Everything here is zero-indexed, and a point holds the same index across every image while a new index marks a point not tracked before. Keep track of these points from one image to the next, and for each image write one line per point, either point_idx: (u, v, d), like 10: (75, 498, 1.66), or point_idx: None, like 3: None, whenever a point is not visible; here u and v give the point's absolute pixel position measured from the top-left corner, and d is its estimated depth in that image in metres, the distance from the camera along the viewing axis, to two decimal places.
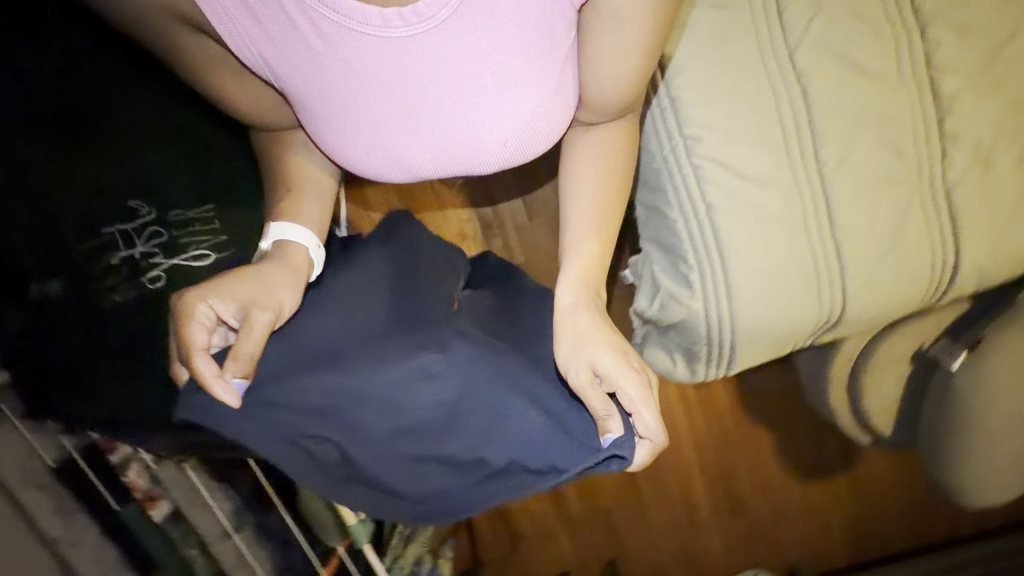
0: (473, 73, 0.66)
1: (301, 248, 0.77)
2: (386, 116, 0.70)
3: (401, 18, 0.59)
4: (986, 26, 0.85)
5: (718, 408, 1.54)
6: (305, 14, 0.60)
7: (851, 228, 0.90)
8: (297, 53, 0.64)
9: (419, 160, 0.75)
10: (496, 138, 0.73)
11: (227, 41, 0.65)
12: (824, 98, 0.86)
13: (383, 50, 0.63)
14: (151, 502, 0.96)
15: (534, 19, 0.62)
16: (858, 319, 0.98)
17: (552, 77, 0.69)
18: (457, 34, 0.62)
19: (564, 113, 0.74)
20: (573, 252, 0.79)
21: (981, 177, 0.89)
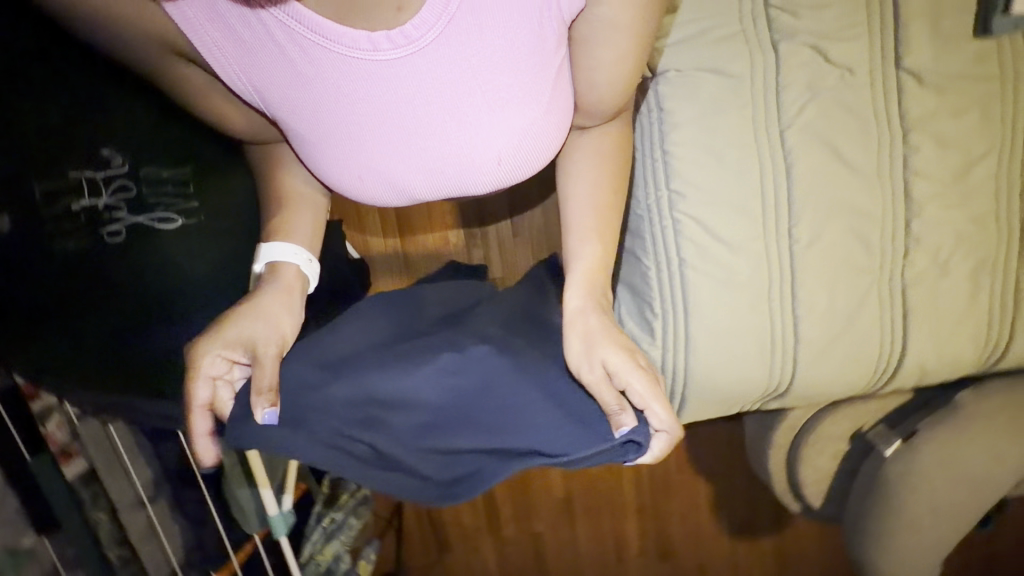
0: (463, 93, 0.68)
1: (291, 265, 0.79)
2: (380, 139, 0.72)
3: (388, 40, 0.62)
4: (963, 141, 0.90)
5: (663, 456, 1.56)
6: (292, 41, 0.63)
7: (811, 305, 0.94)
8: (289, 81, 0.67)
9: (415, 179, 0.77)
10: (491, 156, 0.75)
11: (218, 70, 0.68)
12: (804, 180, 0.90)
13: (372, 73, 0.65)
14: (66, 458, 0.94)
15: (521, 37, 0.65)
16: (803, 393, 1.02)
17: (543, 94, 0.71)
18: (445, 56, 0.64)
19: (558, 127, 0.77)
20: (578, 259, 0.80)
21: (936, 280, 0.95)
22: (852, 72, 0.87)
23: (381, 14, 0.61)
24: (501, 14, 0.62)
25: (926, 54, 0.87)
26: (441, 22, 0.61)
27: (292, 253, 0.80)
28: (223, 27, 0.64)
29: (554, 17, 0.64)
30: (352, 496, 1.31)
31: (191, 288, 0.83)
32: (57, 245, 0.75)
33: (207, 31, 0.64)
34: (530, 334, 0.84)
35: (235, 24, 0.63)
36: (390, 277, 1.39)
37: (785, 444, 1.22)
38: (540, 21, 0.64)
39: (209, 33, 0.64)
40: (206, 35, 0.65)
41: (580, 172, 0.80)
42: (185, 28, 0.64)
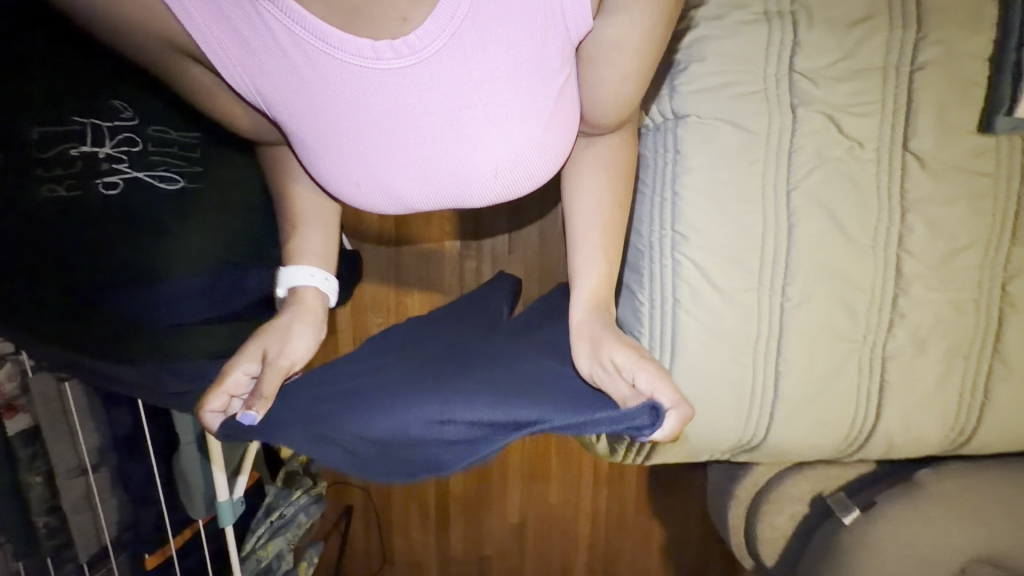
0: (463, 106, 0.60)
1: (310, 284, 0.78)
2: (382, 150, 0.64)
3: (393, 50, 0.53)
4: (955, 229, 0.93)
5: (624, 495, 1.54)
6: (294, 43, 0.53)
7: (793, 364, 0.96)
8: (288, 84, 0.58)
9: (414, 188, 0.70)
10: (488, 170, 0.68)
11: (220, 67, 0.59)
12: (803, 240, 0.92)
13: (375, 83, 0.56)
14: (10, 413, 0.87)
15: (525, 53, 0.57)
16: (773, 449, 1.03)
17: (545, 109, 0.64)
18: (449, 69, 0.56)
19: (559, 140, 0.70)
20: (584, 272, 0.80)
21: (912, 358, 0.97)
22: (861, 146, 0.91)
23: (385, 22, 0.51)
24: (507, 25, 0.53)
25: (930, 141, 0.90)
26: (446, 33, 0.53)
27: (310, 274, 0.78)
28: (218, 20, 0.54)
29: (561, 32, 0.56)
30: (305, 493, 1.26)
31: (181, 252, 0.81)
32: (44, 190, 0.70)
33: (209, 28, 0.55)
34: (527, 349, 0.85)
35: (234, 18, 0.53)
36: (377, 274, 1.37)
37: (745, 497, 1.22)
38: (545, 35, 0.56)
39: (207, 32, 0.55)
40: (206, 32, 0.55)
41: (586, 185, 0.79)
42: (183, 18, 0.54)
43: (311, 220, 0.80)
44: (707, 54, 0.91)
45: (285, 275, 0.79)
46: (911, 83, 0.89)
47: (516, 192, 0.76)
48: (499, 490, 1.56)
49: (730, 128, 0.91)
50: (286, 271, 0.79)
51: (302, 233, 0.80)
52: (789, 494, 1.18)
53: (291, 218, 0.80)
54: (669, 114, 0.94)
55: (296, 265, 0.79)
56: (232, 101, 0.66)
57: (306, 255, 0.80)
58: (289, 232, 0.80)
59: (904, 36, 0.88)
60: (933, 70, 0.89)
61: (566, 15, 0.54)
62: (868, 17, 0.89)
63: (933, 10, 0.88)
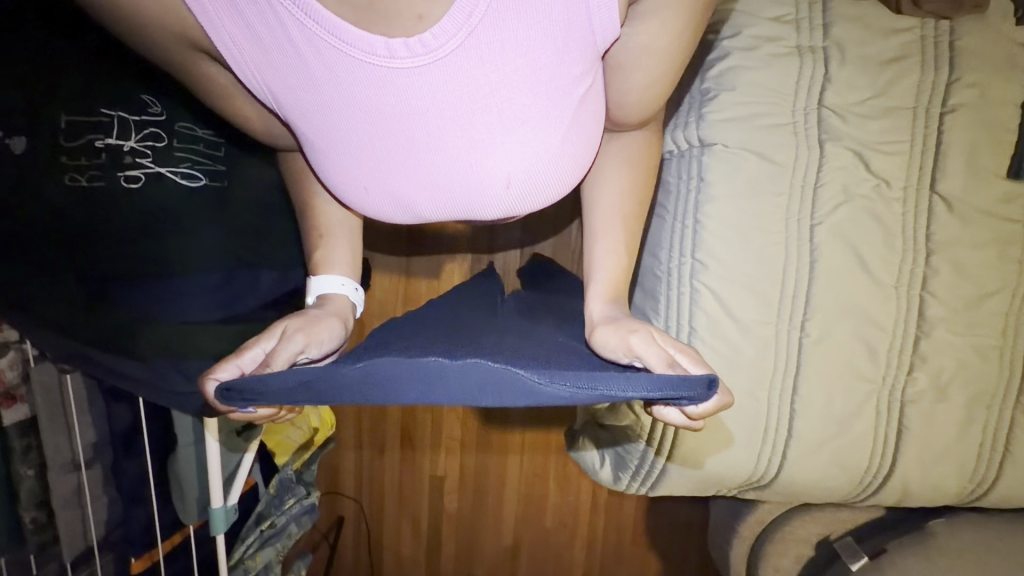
0: (477, 111, 0.53)
1: (343, 295, 0.74)
2: (391, 157, 0.57)
3: (407, 48, 0.47)
4: (980, 273, 0.91)
5: (623, 525, 1.50)
6: (305, 38, 0.47)
7: (809, 402, 0.93)
8: (298, 82, 0.52)
9: (424, 198, 0.62)
10: (500, 181, 0.60)
11: (228, 62, 0.53)
12: (825, 276, 0.90)
13: (386, 83, 0.50)
14: (8, 403, 0.86)
15: (546, 57, 0.50)
16: (783, 488, 1.00)
17: (565, 120, 0.57)
18: (466, 71, 0.49)
19: (579, 153, 0.62)
20: (601, 264, 0.72)
21: (933, 403, 0.94)
22: (888, 185, 0.90)
23: (400, 19, 0.45)
24: (528, 25, 0.47)
25: (958, 184, 0.89)
26: (463, 32, 0.46)
27: (341, 285, 0.75)
28: (228, 12, 0.48)
29: (585, 35, 0.50)
30: (298, 502, 1.24)
31: (195, 248, 0.80)
32: (66, 178, 0.71)
33: (222, 23, 0.49)
34: (525, 323, 0.76)
35: (245, 12, 0.48)
36: (386, 282, 1.35)
37: (749, 535, 1.18)
38: (567, 40, 0.49)
39: (219, 28, 0.50)
40: (219, 29, 0.50)
41: (609, 174, 0.71)
42: (197, 13, 0.50)
43: (340, 230, 0.76)
44: (737, 84, 0.90)
45: (315, 286, 0.75)
46: (942, 124, 0.89)
47: (532, 210, 0.68)
48: (494, 509, 1.52)
49: (753, 158, 0.90)
50: (317, 281, 0.74)
51: (332, 242, 0.76)
52: (797, 536, 1.13)
53: (321, 228, 0.76)
54: (695, 142, 0.93)
55: (329, 275, 0.75)
56: (247, 102, 0.62)
57: (337, 266, 0.76)
58: (318, 242, 0.76)
59: (936, 78, 0.88)
60: (964, 113, 0.88)
61: (592, 18, 0.49)
62: (899, 57, 0.89)
63: (965, 54, 0.88)
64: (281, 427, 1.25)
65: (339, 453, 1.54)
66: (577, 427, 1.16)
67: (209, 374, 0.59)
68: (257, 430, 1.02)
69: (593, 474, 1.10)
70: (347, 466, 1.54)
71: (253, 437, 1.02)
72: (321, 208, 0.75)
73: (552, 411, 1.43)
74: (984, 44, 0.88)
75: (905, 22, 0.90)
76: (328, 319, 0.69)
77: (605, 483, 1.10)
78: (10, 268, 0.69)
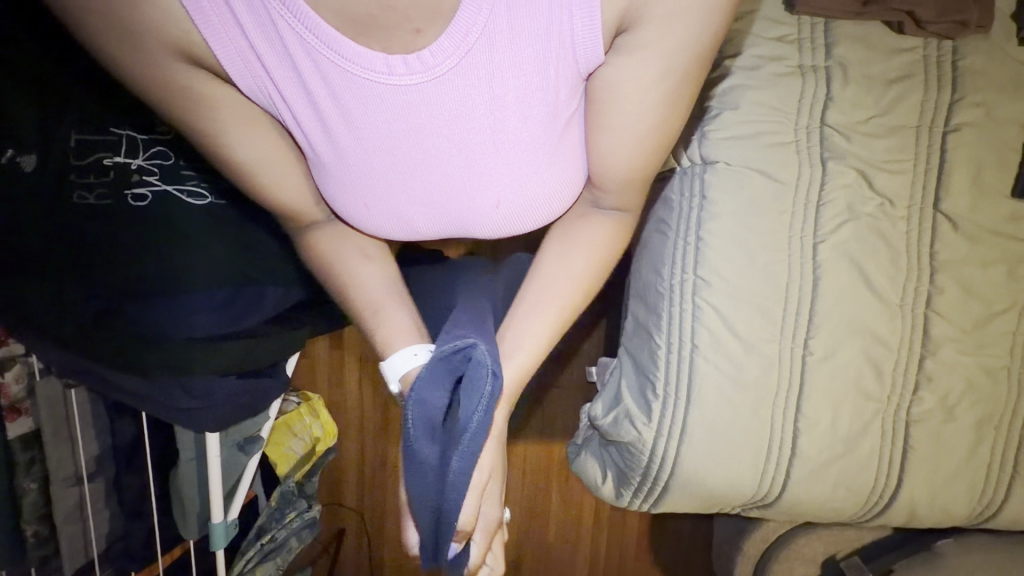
0: (471, 128, 0.53)
1: (421, 365, 0.64)
2: (387, 172, 0.57)
3: (405, 65, 0.47)
4: (986, 292, 0.91)
5: (625, 540, 1.48)
6: (304, 54, 0.47)
7: (812, 420, 0.92)
8: (297, 96, 0.51)
9: (417, 215, 0.62)
10: (489, 199, 0.60)
11: (237, 81, 0.52)
12: (828, 294, 0.90)
13: (385, 100, 0.50)
14: (13, 415, 0.86)
15: (538, 81, 0.50)
16: (787, 508, 0.98)
17: (552, 143, 0.56)
18: (460, 88, 0.50)
19: (570, 179, 0.62)
20: (521, 348, 0.68)
21: (940, 423, 0.93)
22: (892, 204, 0.89)
23: (398, 33, 0.45)
24: (519, 48, 0.47)
25: (964, 203, 0.89)
26: (460, 51, 0.47)
27: (414, 355, 0.65)
28: (232, 25, 0.47)
29: (570, 64, 0.49)
30: (300, 517, 1.24)
31: (196, 264, 0.79)
32: (74, 196, 0.73)
33: (226, 34, 0.48)
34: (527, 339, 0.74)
35: (247, 27, 0.47)
36: None
37: (754, 554, 1.16)
38: (556, 67, 0.49)
39: (222, 38, 0.48)
40: (222, 41, 0.48)
41: (569, 249, 0.68)
42: (196, 19, 0.47)
43: (390, 301, 0.69)
44: (741, 103, 0.91)
45: (390, 368, 0.67)
46: (946, 143, 0.88)
47: (522, 232, 0.67)
48: None
49: (753, 174, 0.90)
50: (388, 363, 0.66)
51: (387, 315, 0.69)
52: (802, 554, 1.11)
53: (371, 305, 0.69)
54: (697, 159, 0.93)
55: (399, 351, 0.66)
56: (245, 128, 0.57)
57: (400, 339, 0.68)
58: (373, 322, 0.69)
59: (939, 97, 0.88)
60: (969, 131, 0.88)
61: (576, 49, 0.48)
62: (903, 77, 0.89)
63: (971, 73, 0.88)
64: (283, 439, 1.27)
65: (340, 466, 1.54)
66: (577, 439, 1.12)
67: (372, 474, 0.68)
68: (258, 444, 1.03)
69: (594, 489, 1.09)
70: (349, 478, 1.52)
71: (254, 451, 1.04)
72: (362, 286, 0.69)
73: (555, 425, 1.43)
74: (989, 64, 0.88)
75: (909, 42, 0.90)
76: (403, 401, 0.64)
77: (606, 499, 1.08)
78: (11, 283, 0.71)
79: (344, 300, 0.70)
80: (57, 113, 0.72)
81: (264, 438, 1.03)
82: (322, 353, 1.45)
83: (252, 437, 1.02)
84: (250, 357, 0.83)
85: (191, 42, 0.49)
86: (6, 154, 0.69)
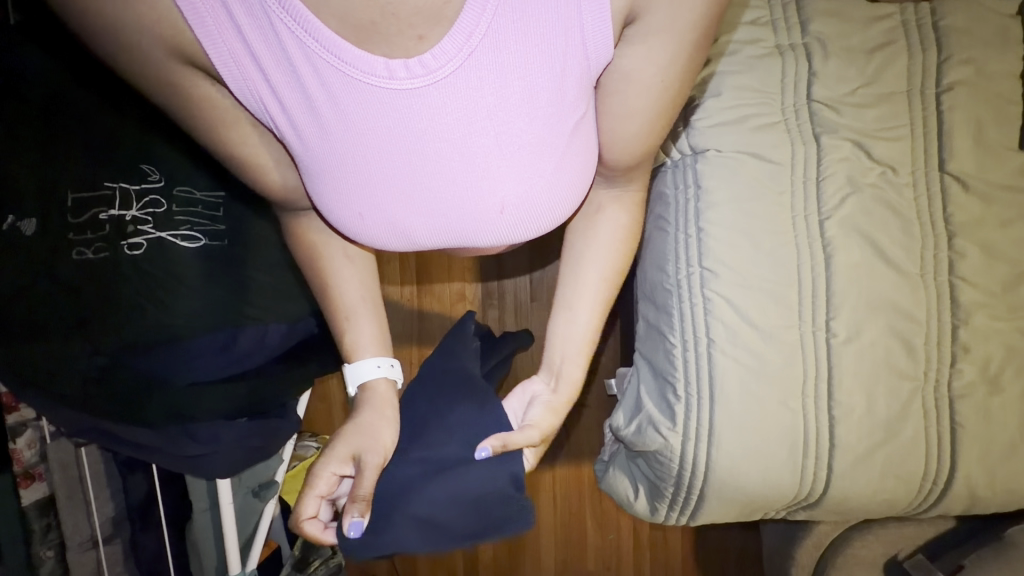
0: (476, 133, 0.48)
1: (384, 380, 0.67)
2: (389, 185, 0.52)
3: (407, 69, 0.43)
4: (1008, 251, 0.87)
5: (669, 562, 1.39)
6: (304, 61, 0.42)
7: (849, 407, 0.87)
8: (294, 103, 0.46)
9: (419, 227, 0.56)
10: (493, 202, 0.53)
11: (230, 85, 0.45)
12: (844, 272, 0.86)
13: (387, 107, 0.45)
14: (26, 481, 0.85)
15: (542, 82, 0.45)
16: (833, 506, 0.92)
17: (559, 147, 0.51)
18: (464, 91, 0.45)
19: (574, 186, 0.56)
20: (565, 379, 0.71)
21: (986, 396, 0.87)
22: (894, 171, 0.87)
23: (401, 39, 0.41)
24: (526, 46, 0.42)
25: (971, 162, 0.86)
26: (463, 52, 0.42)
27: (378, 366, 0.67)
28: (226, 27, 0.41)
29: (579, 61, 0.44)
30: (324, 564, 1.18)
31: (194, 315, 0.80)
32: (73, 254, 0.74)
33: (220, 37, 0.42)
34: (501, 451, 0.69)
35: (244, 29, 0.41)
36: (400, 330, 1.30)
37: (808, 563, 1.07)
38: (562, 66, 0.44)
39: (216, 41, 0.42)
40: (217, 43, 0.42)
41: (589, 239, 0.66)
42: (188, 17, 0.41)
43: (364, 308, 0.68)
44: (725, 89, 0.90)
45: (352, 373, 0.68)
46: (940, 104, 0.86)
47: (524, 240, 0.62)
48: (530, 548, 1.40)
49: (745, 157, 0.89)
50: (351, 368, 0.68)
51: (358, 321, 0.67)
52: (860, 559, 1.03)
53: (344, 308, 0.67)
54: (686, 149, 0.92)
55: (364, 359, 0.67)
56: (237, 135, 0.52)
57: (369, 347, 0.68)
58: (343, 325, 0.67)
59: (926, 60, 0.87)
60: (963, 89, 0.86)
61: (586, 45, 0.43)
62: (886, 44, 0.88)
63: (954, 32, 0.87)
64: None
65: None
66: (604, 456, 1.10)
67: (298, 509, 0.63)
68: (274, 488, 1.00)
69: (626, 506, 1.04)
70: None
71: (269, 496, 1.00)
72: (339, 290, 0.66)
73: (584, 444, 1.35)
74: (972, 21, 0.87)
75: (884, 10, 0.89)
76: (368, 419, 0.67)
77: (640, 516, 1.04)
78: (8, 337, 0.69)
79: (319, 295, 0.68)
80: (54, 173, 0.75)
81: (279, 482, 1.01)
82: (334, 391, 1.42)
83: (267, 482, 1.00)
84: (259, 399, 0.81)
85: (183, 41, 0.43)
86: (7, 221, 0.71)
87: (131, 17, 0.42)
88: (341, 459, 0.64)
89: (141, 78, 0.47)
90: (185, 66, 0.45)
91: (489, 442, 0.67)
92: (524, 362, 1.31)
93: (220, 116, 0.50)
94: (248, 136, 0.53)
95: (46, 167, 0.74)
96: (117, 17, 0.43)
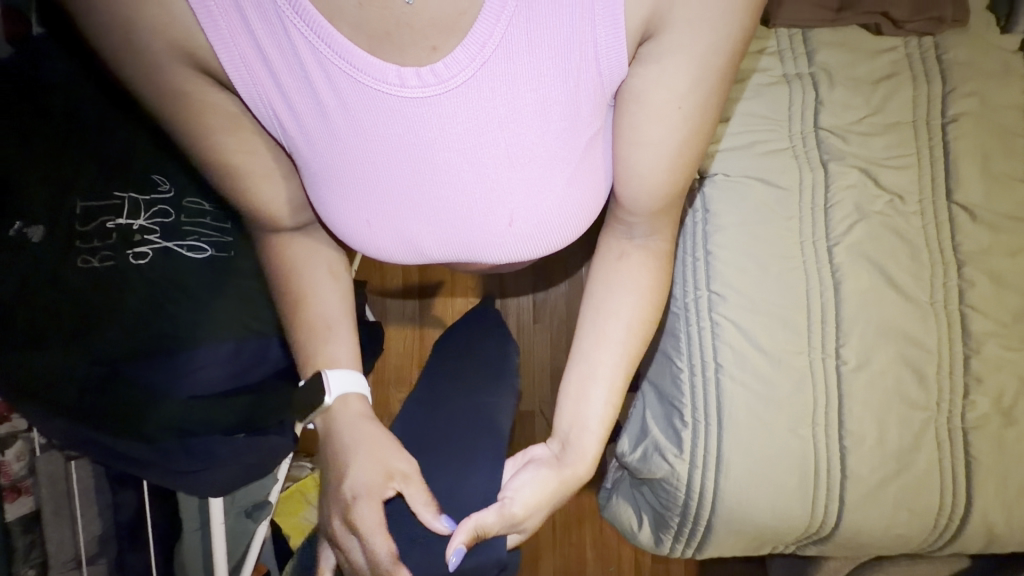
0: (486, 144, 0.48)
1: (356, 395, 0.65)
2: (398, 194, 0.51)
3: (419, 77, 0.43)
4: (1017, 280, 0.86)
5: None
6: (317, 66, 0.42)
7: (861, 437, 0.85)
8: (305, 109, 0.46)
9: (426, 237, 0.55)
10: (502, 214, 0.53)
11: (241, 90, 0.45)
12: (853, 297, 0.86)
13: (398, 116, 0.45)
14: (13, 495, 0.82)
15: (556, 95, 0.45)
16: (846, 540, 0.89)
17: (572, 160, 0.51)
18: (475, 102, 0.45)
19: (584, 202, 0.56)
20: (573, 451, 0.67)
21: (1001, 428, 0.85)
22: (902, 199, 0.87)
23: (414, 48, 0.41)
24: (538, 60, 0.42)
25: (977, 192, 0.87)
26: (476, 63, 0.42)
27: (356, 379, 0.66)
28: (240, 31, 0.42)
29: (592, 76, 0.44)
30: None
31: (194, 321, 0.79)
32: (79, 261, 0.75)
33: (233, 40, 0.42)
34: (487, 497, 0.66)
35: (258, 34, 0.41)
36: (402, 349, 1.29)
37: None
38: (575, 81, 0.44)
39: (229, 44, 0.42)
40: (229, 47, 0.42)
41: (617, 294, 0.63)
42: (203, 21, 0.41)
43: (343, 322, 0.67)
44: (731, 114, 0.91)
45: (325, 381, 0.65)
46: (946, 134, 0.87)
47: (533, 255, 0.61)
48: None
49: (752, 181, 0.89)
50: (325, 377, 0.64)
51: (337, 334, 0.66)
52: None
53: (323, 319, 0.66)
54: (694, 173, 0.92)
55: (342, 369, 0.65)
56: (246, 142, 0.52)
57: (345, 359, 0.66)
58: (321, 335, 0.65)
59: (931, 90, 0.89)
60: (968, 120, 0.87)
61: (600, 60, 0.43)
62: (891, 75, 0.90)
63: (957, 65, 0.89)
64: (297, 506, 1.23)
65: None
66: (607, 483, 1.06)
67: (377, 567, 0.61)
68: (267, 508, 0.98)
69: (630, 536, 1.01)
70: None
71: (262, 516, 0.97)
72: (318, 301, 0.65)
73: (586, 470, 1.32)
74: (975, 55, 0.89)
75: (888, 42, 0.91)
76: (359, 441, 0.64)
77: (644, 547, 1.00)
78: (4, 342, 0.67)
79: (290, 309, 0.65)
80: (72, 182, 0.78)
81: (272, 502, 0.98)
82: None
83: (261, 502, 0.97)
84: (257, 412, 0.78)
85: (195, 44, 0.43)
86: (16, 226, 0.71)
87: (147, 22, 0.43)
88: (372, 499, 0.62)
89: (154, 85, 0.48)
90: (197, 70, 0.46)
91: (460, 539, 0.61)
92: (526, 385, 1.29)
93: (228, 123, 0.50)
94: (255, 145, 0.53)
95: (58, 176, 0.76)
96: (134, 21, 0.43)
